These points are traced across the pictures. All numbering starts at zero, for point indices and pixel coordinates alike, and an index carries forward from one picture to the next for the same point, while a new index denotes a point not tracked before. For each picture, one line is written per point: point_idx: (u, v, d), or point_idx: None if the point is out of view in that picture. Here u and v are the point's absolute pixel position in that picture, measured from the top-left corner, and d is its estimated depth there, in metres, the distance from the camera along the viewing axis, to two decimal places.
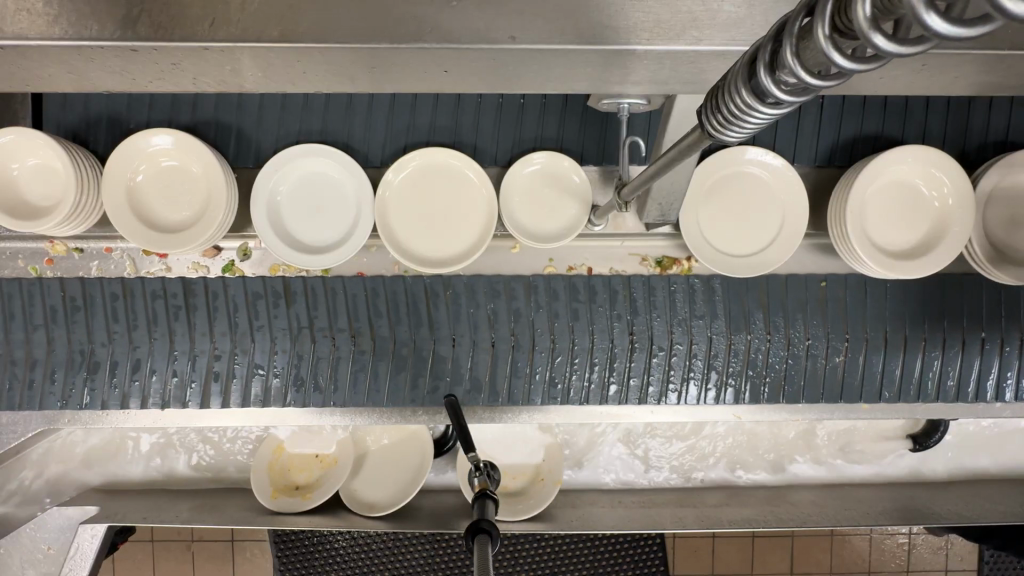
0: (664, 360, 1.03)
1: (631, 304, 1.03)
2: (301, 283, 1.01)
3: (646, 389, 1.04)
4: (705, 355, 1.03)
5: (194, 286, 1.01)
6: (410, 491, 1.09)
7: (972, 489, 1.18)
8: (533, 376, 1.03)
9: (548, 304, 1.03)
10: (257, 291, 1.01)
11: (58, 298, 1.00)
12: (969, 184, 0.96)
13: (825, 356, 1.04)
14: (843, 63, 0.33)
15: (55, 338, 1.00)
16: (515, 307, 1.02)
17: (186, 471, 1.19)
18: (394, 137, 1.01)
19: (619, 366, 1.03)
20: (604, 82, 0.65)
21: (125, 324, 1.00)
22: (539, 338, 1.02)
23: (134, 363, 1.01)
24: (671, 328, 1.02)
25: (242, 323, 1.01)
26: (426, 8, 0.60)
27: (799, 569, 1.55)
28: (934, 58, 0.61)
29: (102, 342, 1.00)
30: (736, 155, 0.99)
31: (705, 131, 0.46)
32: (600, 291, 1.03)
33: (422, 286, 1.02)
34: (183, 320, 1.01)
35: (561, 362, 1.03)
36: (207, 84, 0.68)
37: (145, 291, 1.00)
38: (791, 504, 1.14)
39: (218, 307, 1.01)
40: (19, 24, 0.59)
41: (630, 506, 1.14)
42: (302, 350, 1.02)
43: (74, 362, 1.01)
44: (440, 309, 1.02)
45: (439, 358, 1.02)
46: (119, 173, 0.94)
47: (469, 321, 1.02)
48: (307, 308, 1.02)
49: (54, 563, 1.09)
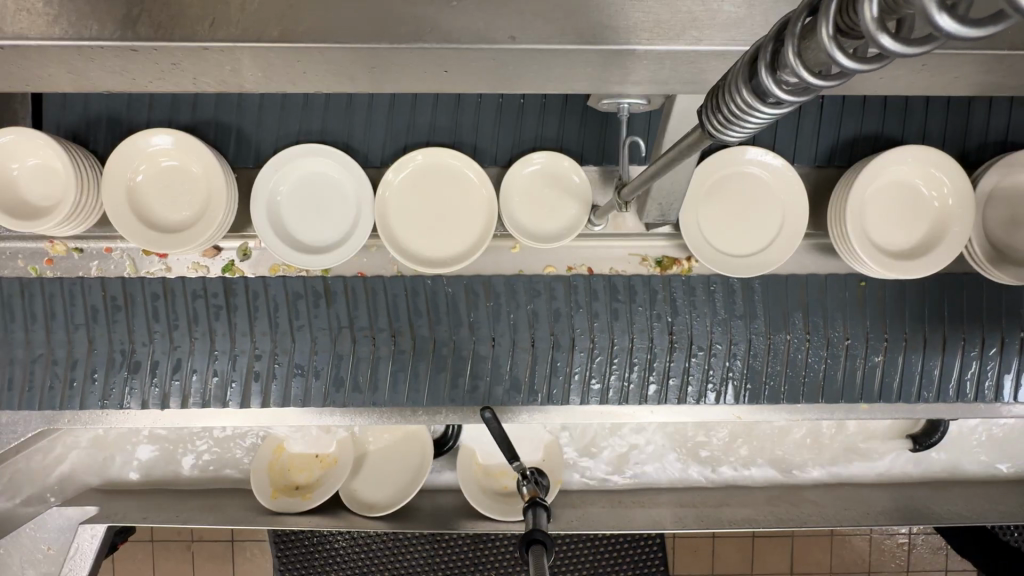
0: (704, 360, 1.03)
1: (670, 304, 1.03)
2: (342, 282, 1.02)
3: (685, 389, 1.04)
4: (745, 354, 1.03)
5: (235, 286, 1.01)
6: (410, 491, 1.09)
7: (973, 489, 1.18)
8: (571, 376, 1.03)
9: (588, 304, 1.03)
10: (298, 291, 1.01)
11: (99, 298, 1.00)
12: (969, 185, 0.96)
13: (864, 356, 1.05)
14: (846, 62, 0.33)
15: (96, 337, 1.00)
16: (555, 307, 1.02)
17: (185, 471, 1.19)
18: (393, 137, 1.01)
19: (658, 366, 1.03)
20: (604, 82, 0.65)
21: (166, 323, 1.00)
22: (579, 338, 1.02)
23: (175, 363, 1.01)
24: (711, 329, 1.02)
25: (282, 323, 1.01)
26: (427, 8, 0.60)
27: (800, 569, 1.55)
28: (933, 58, 0.61)
29: (143, 342, 1.00)
30: (736, 155, 0.99)
31: (705, 131, 0.46)
32: (640, 290, 1.03)
33: (462, 287, 1.02)
34: (224, 319, 1.01)
35: (600, 362, 1.03)
36: (207, 84, 0.68)
37: (186, 291, 1.00)
38: (791, 503, 1.14)
39: (259, 307, 1.01)
40: (19, 24, 0.59)
41: (629, 506, 1.14)
42: (343, 349, 1.01)
43: (115, 361, 1.00)
44: (480, 309, 1.02)
45: (479, 359, 1.02)
46: (119, 173, 0.94)
47: (509, 322, 1.02)
48: (347, 308, 1.02)
49: (54, 562, 1.09)
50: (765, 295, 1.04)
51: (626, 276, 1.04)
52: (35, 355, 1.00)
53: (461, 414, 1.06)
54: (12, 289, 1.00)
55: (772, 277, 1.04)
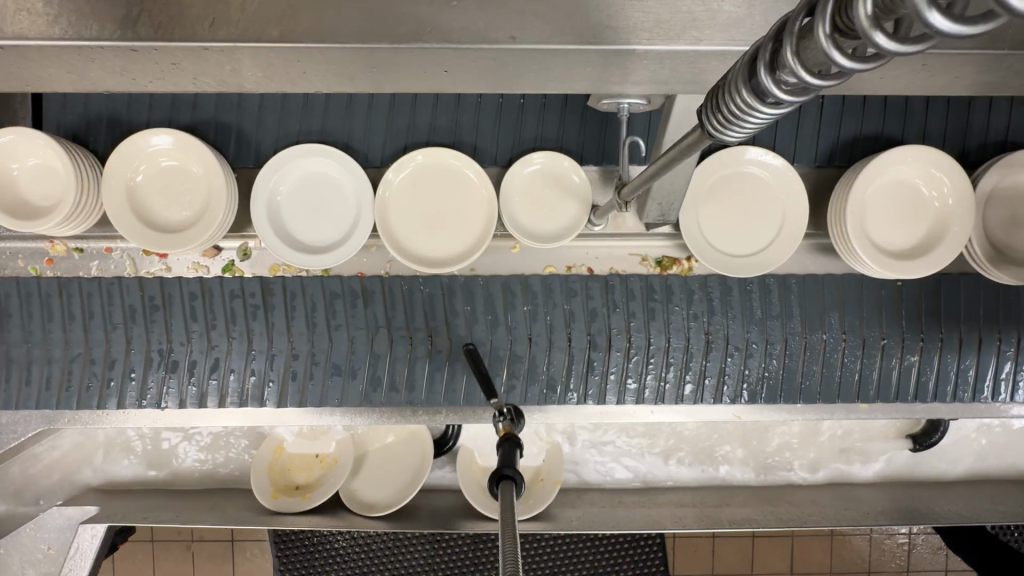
0: (739, 361, 1.03)
1: (708, 303, 1.03)
2: (379, 282, 1.02)
3: (723, 388, 1.04)
4: (781, 354, 1.03)
5: (273, 287, 1.01)
6: (410, 491, 1.09)
7: (973, 489, 1.18)
8: (608, 375, 1.03)
9: (625, 304, 1.03)
10: (335, 291, 1.01)
11: (137, 297, 1.00)
12: (968, 184, 0.96)
13: (900, 356, 1.05)
14: (844, 63, 0.33)
15: (134, 337, 1.00)
16: (592, 306, 1.02)
17: (185, 471, 1.19)
18: (393, 137, 1.01)
19: (695, 366, 1.03)
20: (604, 82, 0.65)
21: (203, 323, 1.00)
22: (616, 338, 1.02)
23: (213, 362, 1.01)
24: (748, 329, 1.03)
25: (320, 323, 1.01)
26: (427, 8, 0.60)
27: (800, 569, 1.55)
28: (933, 58, 0.61)
29: (180, 342, 1.00)
30: (736, 155, 0.99)
31: (705, 131, 0.46)
32: (677, 290, 1.03)
33: (500, 286, 1.02)
34: (261, 319, 1.01)
35: (637, 362, 1.03)
36: (207, 84, 0.68)
37: (223, 291, 1.01)
38: (791, 503, 1.14)
39: (297, 308, 1.01)
40: (20, 24, 0.59)
41: (629, 506, 1.14)
42: (379, 350, 1.01)
43: (153, 361, 1.00)
44: (517, 310, 1.02)
45: (517, 358, 1.02)
46: (119, 173, 0.94)
47: (546, 322, 1.02)
48: (384, 308, 1.02)
49: (54, 562, 1.09)
50: (766, 295, 1.03)
51: (626, 276, 1.04)
52: (73, 354, 1.00)
53: (461, 414, 1.05)
54: (51, 288, 1.00)
55: (808, 277, 1.04)
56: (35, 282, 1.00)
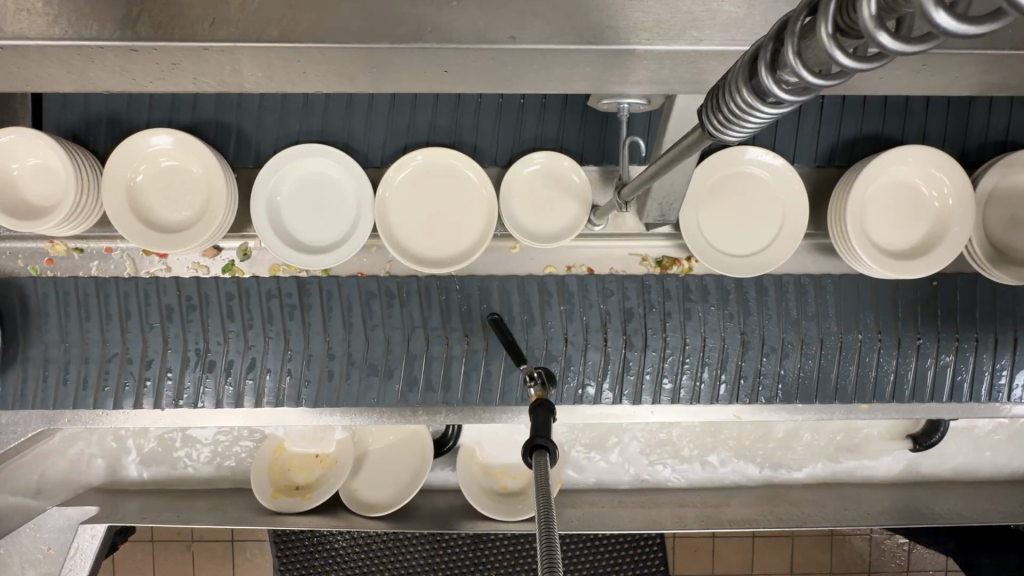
0: (775, 361, 1.03)
1: (743, 305, 1.03)
2: (416, 282, 1.02)
3: (759, 389, 1.04)
4: (816, 354, 1.04)
5: (309, 286, 1.01)
6: (410, 491, 1.09)
7: (973, 489, 1.18)
8: (643, 376, 1.03)
9: (661, 304, 1.03)
10: (371, 291, 1.02)
11: (175, 297, 1.00)
12: (969, 184, 0.96)
13: (934, 356, 1.05)
14: (846, 62, 0.33)
15: (171, 337, 1.00)
16: (628, 305, 1.03)
17: (184, 471, 1.19)
18: (393, 137, 1.01)
19: (730, 367, 1.03)
20: (604, 82, 0.65)
21: (240, 323, 1.01)
22: (652, 338, 1.02)
23: (250, 362, 1.01)
24: (783, 329, 1.03)
25: (356, 322, 1.01)
26: (427, 8, 0.60)
27: (799, 569, 1.55)
28: (933, 58, 0.61)
29: (217, 342, 1.01)
30: (736, 155, 0.99)
31: (705, 131, 0.46)
32: (713, 289, 1.03)
33: (536, 285, 1.03)
34: (298, 319, 1.01)
35: (672, 362, 1.03)
36: (207, 84, 0.68)
37: (260, 291, 1.01)
38: (791, 503, 1.14)
39: (333, 308, 1.01)
40: (19, 24, 0.59)
41: (630, 506, 1.14)
42: (416, 349, 1.02)
43: (190, 361, 1.01)
44: (554, 309, 1.02)
45: (553, 358, 1.02)
46: (119, 173, 0.94)
47: (582, 321, 1.02)
48: (421, 308, 1.02)
49: (53, 563, 1.10)
50: (767, 295, 1.03)
51: (630, 278, 1.04)
52: (109, 354, 1.00)
53: (461, 414, 1.05)
54: (89, 288, 1.00)
55: (838, 276, 1.04)
56: (72, 282, 1.00)
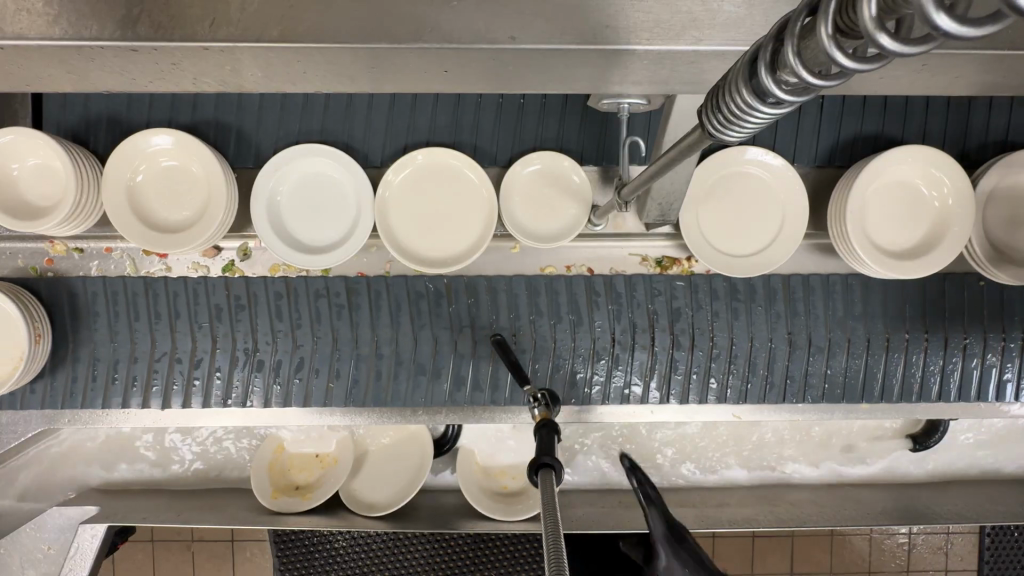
0: (822, 361, 1.04)
1: (791, 305, 1.03)
2: (463, 282, 1.02)
3: (806, 389, 1.05)
4: (863, 355, 1.04)
5: (357, 286, 1.02)
6: (410, 490, 1.10)
7: (972, 489, 1.19)
8: (691, 375, 1.03)
9: (709, 304, 1.03)
10: (419, 291, 1.02)
11: (223, 297, 1.00)
12: (968, 184, 0.96)
13: (980, 356, 1.05)
14: (846, 63, 0.33)
15: (220, 337, 1.01)
16: (675, 305, 1.03)
17: (184, 470, 1.19)
18: (393, 137, 1.01)
19: (778, 368, 1.04)
20: (604, 82, 0.65)
21: (288, 323, 1.01)
22: (698, 337, 1.02)
23: (298, 362, 1.01)
24: (830, 328, 1.03)
25: (404, 321, 1.01)
26: (426, 8, 0.60)
27: (800, 569, 1.55)
28: (933, 58, 0.61)
29: (266, 342, 1.01)
30: (736, 155, 0.99)
31: (705, 131, 0.46)
32: (760, 290, 1.03)
33: (584, 286, 1.03)
34: (346, 319, 1.01)
35: (719, 363, 1.03)
36: (207, 84, 0.69)
37: (309, 291, 1.01)
38: (790, 503, 1.15)
39: (381, 307, 1.01)
40: (19, 24, 0.59)
41: (630, 506, 1.14)
42: (464, 349, 1.01)
43: (239, 360, 1.01)
44: (601, 309, 1.02)
45: (599, 356, 1.02)
46: (119, 173, 0.94)
47: (630, 320, 1.02)
48: (468, 308, 1.02)
49: (53, 562, 1.12)
50: (767, 296, 1.03)
51: (651, 278, 1.03)
52: (158, 353, 1.01)
53: (461, 414, 1.05)
54: (137, 288, 1.00)
55: (838, 276, 1.04)
56: (93, 283, 1.00)
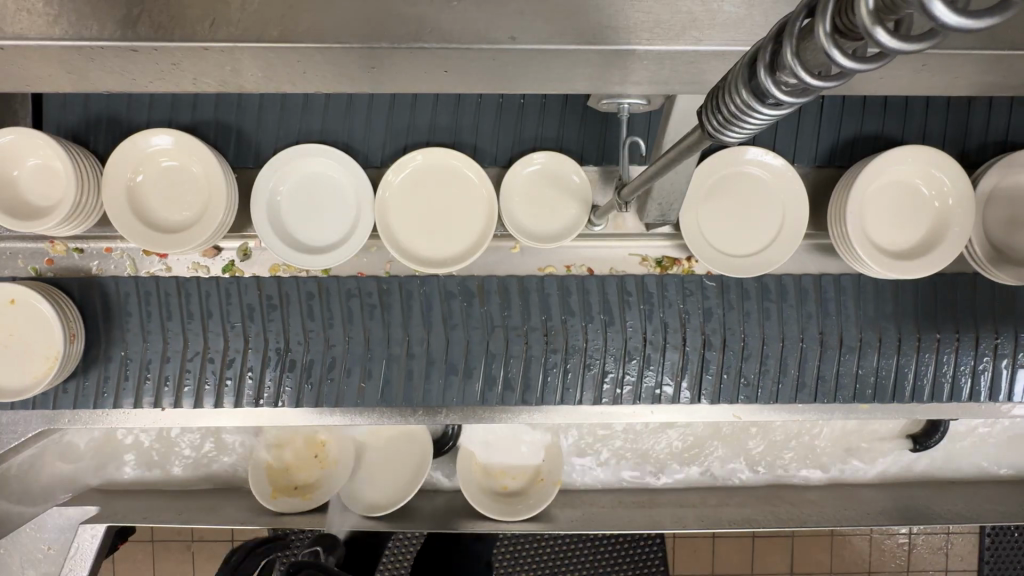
0: (853, 361, 1.04)
1: (822, 305, 1.03)
2: (495, 282, 1.02)
3: (836, 390, 1.05)
4: (893, 355, 1.04)
5: (389, 286, 1.02)
6: (410, 490, 1.10)
7: (972, 489, 1.19)
8: (721, 376, 1.03)
9: (740, 304, 1.03)
10: (452, 291, 1.01)
11: (255, 297, 1.00)
12: (968, 185, 0.96)
13: (1012, 355, 1.05)
14: (845, 62, 0.33)
15: (252, 336, 1.01)
16: (707, 305, 1.02)
17: (184, 470, 1.19)
18: (393, 138, 1.01)
19: (808, 368, 1.04)
20: (604, 83, 0.66)
21: (320, 322, 1.01)
22: (730, 338, 1.02)
23: (330, 362, 1.01)
24: (860, 327, 1.03)
25: (436, 320, 1.01)
26: (425, 9, 0.60)
27: (800, 569, 1.55)
28: (932, 58, 0.61)
29: (298, 341, 1.01)
30: (736, 155, 0.98)
31: (705, 131, 0.46)
32: (791, 290, 1.03)
33: (616, 286, 1.03)
34: (378, 319, 1.01)
35: (751, 363, 1.03)
36: (207, 85, 0.69)
37: (340, 291, 1.01)
38: (791, 503, 1.15)
39: (413, 307, 1.01)
40: (20, 24, 0.59)
41: (629, 507, 1.15)
42: (495, 349, 1.01)
43: (270, 360, 1.01)
44: (633, 309, 1.02)
45: (631, 355, 1.02)
46: (118, 173, 0.94)
47: (661, 320, 1.02)
48: (500, 309, 1.02)
49: (53, 562, 1.11)
50: (768, 296, 1.03)
51: (661, 275, 1.04)
52: (191, 353, 1.01)
53: (461, 414, 1.05)
54: (170, 288, 1.00)
55: (838, 276, 1.04)
56: (94, 283, 1.00)
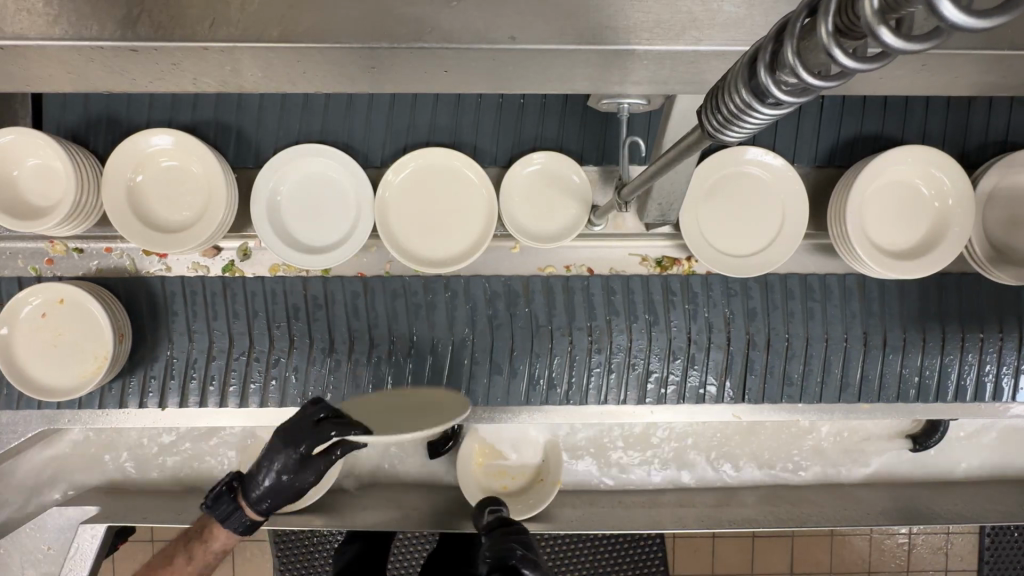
0: (897, 361, 1.04)
1: (866, 304, 1.03)
2: (540, 282, 1.02)
3: (880, 390, 1.05)
4: (938, 356, 1.04)
5: (434, 286, 1.02)
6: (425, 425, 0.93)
7: (973, 489, 1.19)
8: (767, 373, 1.03)
9: (784, 304, 1.03)
10: (496, 291, 1.02)
11: (301, 297, 1.01)
12: (968, 185, 0.96)
13: None
14: (846, 62, 0.33)
15: (298, 336, 1.01)
16: (751, 307, 1.03)
17: (183, 471, 1.19)
18: (393, 137, 1.01)
19: (852, 368, 1.04)
20: (604, 82, 0.66)
21: (365, 322, 1.01)
22: (775, 338, 1.03)
23: (376, 362, 1.02)
24: (905, 328, 1.03)
25: (482, 321, 1.01)
26: (426, 9, 0.60)
27: (800, 569, 1.55)
28: (933, 58, 0.61)
29: (344, 341, 1.01)
30: (736, 155, 0.98)
31: (706, 131, 0.46)
32: (834, 289, 1.04)
33: (660, 286, 1.03)
34: (424, 318, 1.01)
35: (796, 362, 1.03)
36: (207, 84, 0.69)
37: (385, 291, 1.01)
38: (792, 503, 1.15)
39: (458, 307, 1.01)
40: (20, 24, 0.59)
41: (630, 507, 1.15)
42: (540, 349, 1.01)
43: (316, 359, 1.01)
44: (678, 309, 1.02)
45: (675, 355, 1.02)
46: (118, 173, 0.94)
47: (706, 320, 1.02)
48: (546, 308, 1.02)
49: (53, 562, 1.11)
50: (769, 297, 1.03)
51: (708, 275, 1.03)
52: (237, 352, 1.01)
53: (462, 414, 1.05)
54: (216, 287, 1.01)
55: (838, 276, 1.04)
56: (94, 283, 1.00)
